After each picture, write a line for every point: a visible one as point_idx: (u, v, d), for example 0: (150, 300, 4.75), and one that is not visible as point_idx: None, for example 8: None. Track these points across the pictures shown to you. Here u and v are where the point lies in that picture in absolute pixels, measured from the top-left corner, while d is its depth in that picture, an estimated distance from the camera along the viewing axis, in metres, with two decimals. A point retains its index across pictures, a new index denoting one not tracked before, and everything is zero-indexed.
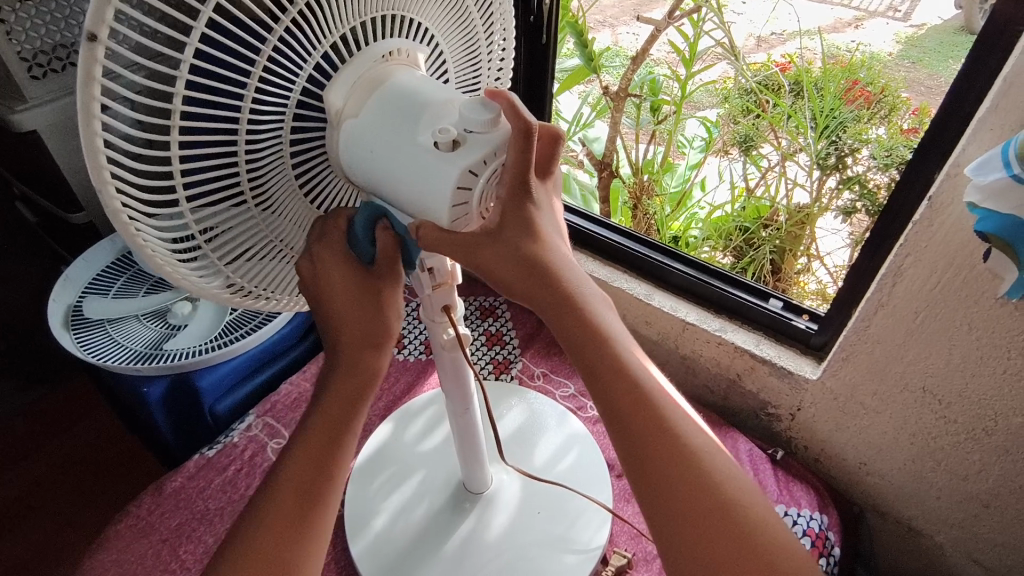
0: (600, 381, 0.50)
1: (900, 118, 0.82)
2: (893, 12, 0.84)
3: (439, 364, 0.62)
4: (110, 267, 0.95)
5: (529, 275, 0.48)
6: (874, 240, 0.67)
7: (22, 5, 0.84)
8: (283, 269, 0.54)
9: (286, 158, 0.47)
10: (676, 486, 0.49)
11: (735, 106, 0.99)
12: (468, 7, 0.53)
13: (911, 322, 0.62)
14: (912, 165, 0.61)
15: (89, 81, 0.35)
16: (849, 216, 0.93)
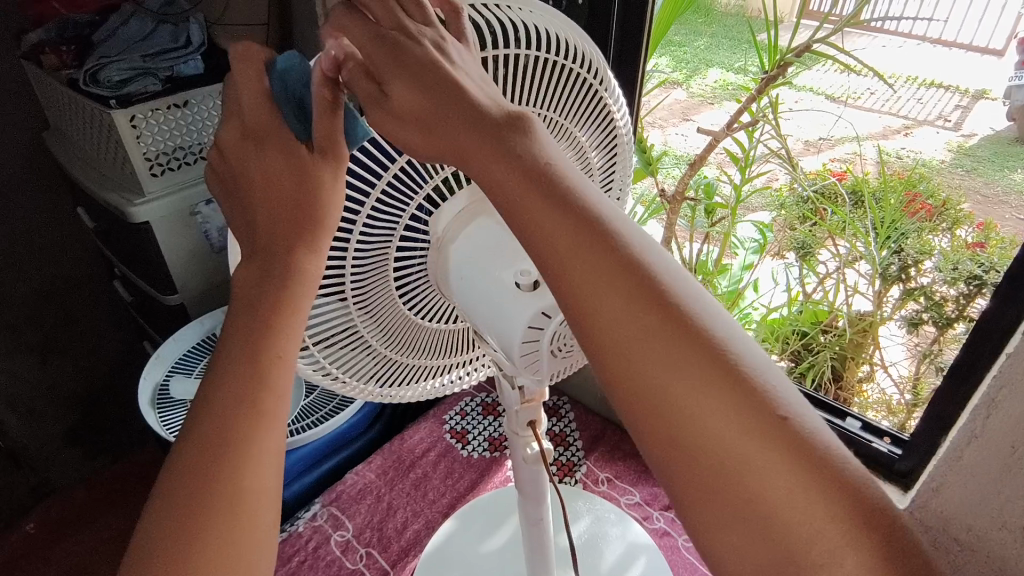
0: (578, 281, 0.37)
1: (964, 232, 0.85)
2: (944, 121, 0.86)
3: (518, 474, 0.61)
4: (196, 347, 1.00)
5: (495, 161, 0.40)
6: (962, 367, 0.66)
7: (154, 115, 0.96)
8: (370, 363, 0.53)
9: (388, 272, 0.49)
10: (699, 414, 0.35)
11: (792, 213, 1.00)
12: (591, 159, 0.56)
13: (1009, 457, 0.58)
14: (1000, 292, 0.61)
15: None
16: (916, 327, 0.91)
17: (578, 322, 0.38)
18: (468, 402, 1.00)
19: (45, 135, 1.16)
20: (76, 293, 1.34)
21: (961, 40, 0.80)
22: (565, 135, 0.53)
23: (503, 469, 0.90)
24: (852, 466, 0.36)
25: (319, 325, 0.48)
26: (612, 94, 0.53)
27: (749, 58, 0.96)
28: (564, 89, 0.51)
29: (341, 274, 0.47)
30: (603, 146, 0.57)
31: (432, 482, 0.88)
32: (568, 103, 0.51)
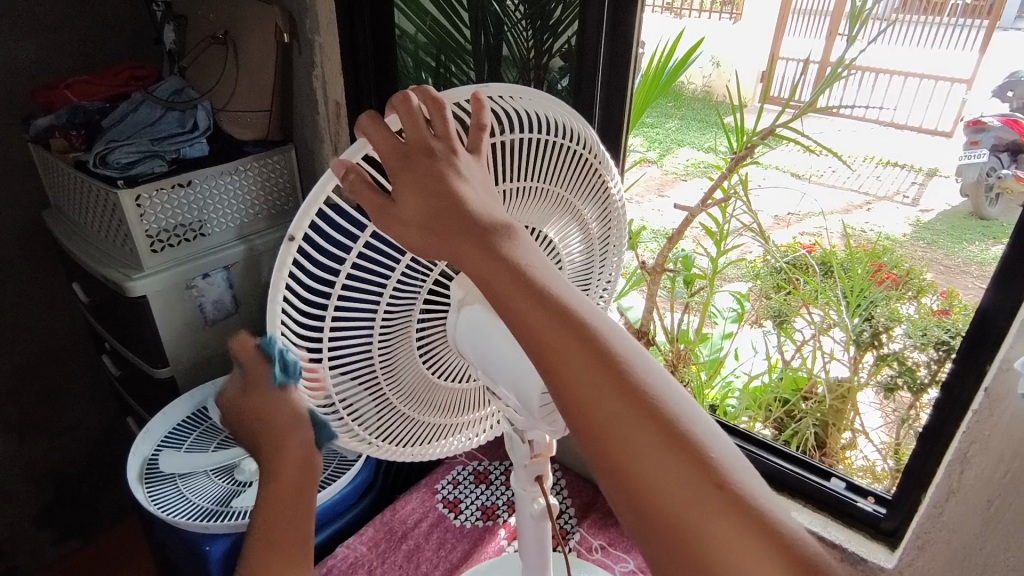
0: (548, 361, 0.40)
1: (929, 300, 0.92)
2: (902, 197, 1.01)
3: (521, 533, 0.62)
4: (186, 420, 1.01)
5: (475, 248, 0.44)
6: (936, 425, 0.69)
7: (158, 194, 1.00)
8: (397, 423, 0.56)
9: (411, 330, 0.52)
10: (653, 487, 0.36)
11: (767, 282, 1.07)
12: (587, 220, 0.61)
13: (985, 512, 0.61)
14: (964, 349, 0.65)
15: (280, 268, 0.45)
16: (891, 391, 0.94)
17: (550, 385, 0.40)
18: (460, 471, 1.00)
19: (44, 212, 1.18)
20: (61, 367, 1.33)
21: (912, 122, 0.92)
22: (562, 202, 0.58)
23: (496, 538, 0.89)
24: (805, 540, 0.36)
25: (348, 384, 0.50)
26: (607, 167, 0.59)
27: (718, 137, 1.04)
28: (560, 165, 0.55)
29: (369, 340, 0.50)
30: (598, 210, 0.61)
31: (425, 554, 0.87)
32: (564, 175, 0.56)
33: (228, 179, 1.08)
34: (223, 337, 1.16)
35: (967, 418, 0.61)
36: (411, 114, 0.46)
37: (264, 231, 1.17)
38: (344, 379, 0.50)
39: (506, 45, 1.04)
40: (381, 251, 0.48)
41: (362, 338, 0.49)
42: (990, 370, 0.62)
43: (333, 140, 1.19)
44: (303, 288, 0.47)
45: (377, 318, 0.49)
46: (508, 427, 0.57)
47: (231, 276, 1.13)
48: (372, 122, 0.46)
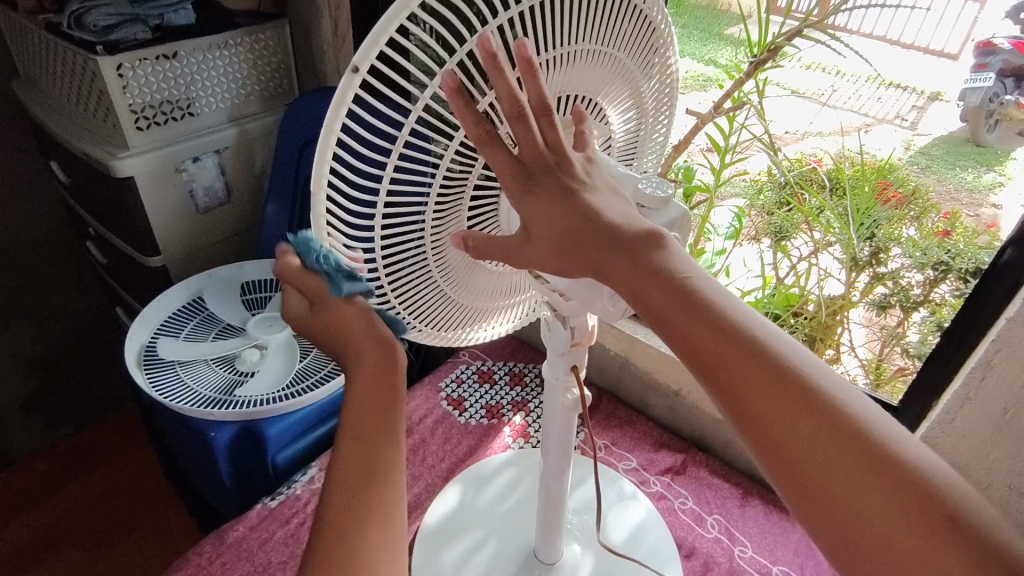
0: (727, 390, 0.40)
1: (931, 220, 0.88)
2: (900, 120, 0.89)
3: (547, 425, 0.61)
4: (181, 310, 0.98)
5: (627, 257, 0.41)
6: (956, 338, 0.68)
7: (141, 64, 0.91)
8: (443, 308, 0.53)
9: (463, 209, 0.48)
10: (843, 502, 0.38)
11: (770, 199, 1.03)
12: (639, 86, 0.55)
13: (999, 418, 0.62)
14: (996, 263, 0.63)
15: (328, 134, 0.40)
16: (883, 310, 0.94)
17: (727, 409, 0.41)
18: (463, 370, 1.00)
19: (14, 83, 1.08)
20: (43, 254, 1.28)
21: (919, 41, 0.83)
22: (621, 64, 0.51)
23: (501, 435, 0.90)
24: (958, 489, 0.40)
25: (398, 266, 0.47)
26: (663, 21, 0.53)
27: (721, 50, 1.00)
28: (620, 18, 0.48)
29: (421, 221, 0.46)
30: (650, 73, 0.56)
31: (430, 448, 0.88)
32: (624, 30, 0.49)
33: (216, 54, 0.99)
34: (215, 227, 1.10)
35: (998, 328, 0.61)
36: (499, 74, 0.37)
37: (256, 114, 1.09)
38: (394, 263, 0.47)
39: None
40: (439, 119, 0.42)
41: (413, 218, 0.45)
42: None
43: (332, 16, 1.05)
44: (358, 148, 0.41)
45: (429, 198, 0.44)
46: (549, 312, 0.55)
47: (223, 162, 1.06)
48: (458, 92, 0.37)
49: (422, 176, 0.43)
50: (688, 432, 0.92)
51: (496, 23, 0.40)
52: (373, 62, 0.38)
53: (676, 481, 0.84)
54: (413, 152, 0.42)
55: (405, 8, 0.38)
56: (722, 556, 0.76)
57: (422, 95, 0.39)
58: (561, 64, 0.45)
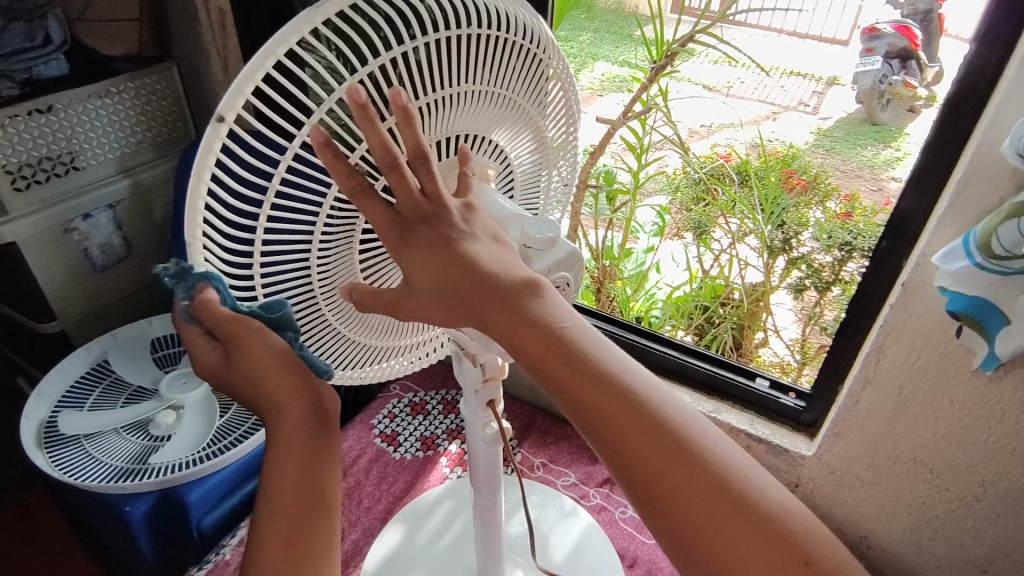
0: (600, 430, 0.41)
1: (833, 204, 0.93)
2: (804, 106, 0.93)
3: (472, 459, 0.60)
4: (86, 375, 0.92)
5: (503, 307, 0.41)
6: (852, 324, 0.72)
7: (11, 121, 0.85)
8: (341, 352, 0.52)
9: (353, 254, 0.46)
10: (707, 541, 0.39)
11: (687, 195, 1.05)
12: (540, 123, 0.56)
13: (897, 397, 0.66)
14: (883, 248, 0.67)
15: (198, 177, 0.38)
16: (800, 293, 0.99)
17: (602, 448, 0.41)
18: (394, 405, 0.98)
19: None
20: None
21: (813, 31, 0.87)
22: (514, 102, 0.51)
23: (437, 467, 0.89)
24: (815, 527, 0.42)
25: (286, 314, 0.46)
26: (557, 60, 0.53)
27: (635, 50, 1.00)
28: (506, 59, 0.48)
29: (305, 270, 0.44)
30: (551, 109, 0.56)
31: (366, 490, 0.86)
32: (513, 71, 0.49)
33: (99, 104, 0.93)
34: (117, 283, 1.04)
35: (883, 312, 0.64)
36: (369, 124, 0.36)
37: (152, 162, 1.04)
38: None
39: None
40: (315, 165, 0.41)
41: (296, 268, 0.43)
42: (908, 261, 0.63)
43: (223, 54, 1.03)
44: (226, 203, 0.40)
45: (311, 247, 0.43)
46: (457, 351, 0.54)
47: (118, 215, 1.01)
48: (327, 145, 0.37)
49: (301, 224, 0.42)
50: None
51: (366, 70, 0.39)
52: (237, 111, 0.38)
53: (616, 490, 0.85)
54: (289, 199, 0.40)
55: (269, 55, 0.37)
56: (664, 561, 0.77)
57: (293, 141, 0.38)
58: (441, 106, 0.45)
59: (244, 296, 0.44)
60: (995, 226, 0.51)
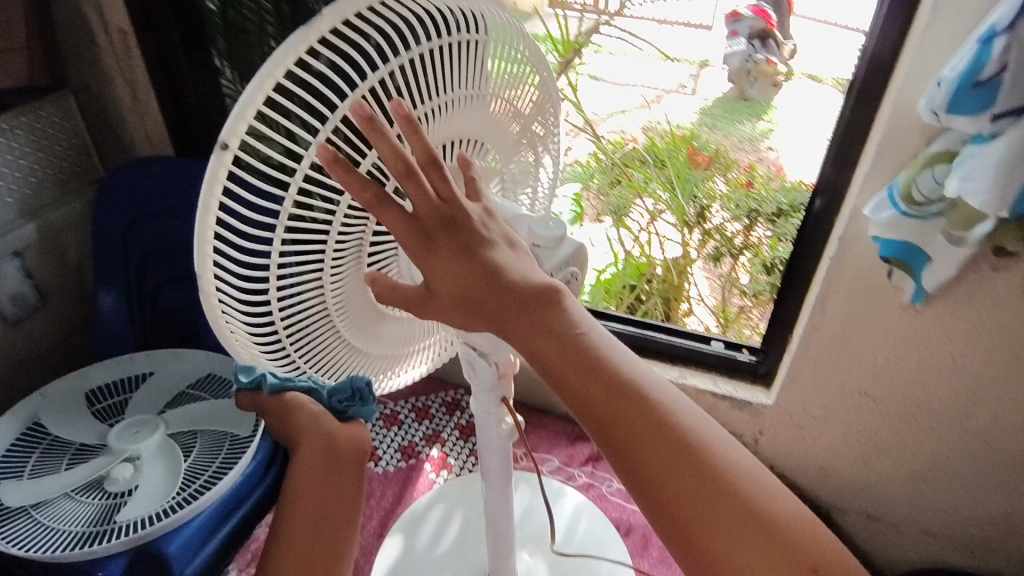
0: (611, 433, 0.43)
1: (733, 174, 1.02)
2: (683, 89, 1.00)
3: (484, 454, 0.62)
4: (20, 441, 0.84)
5: (519, 318, 0.42)
6: (793, 279, 0.79)
7: None
8: (351, 362, 0.52)
9: (363, 261, 0.46)
10: (713, 547, 0.41)
11: (602, 181, 1.09)
12: (527, 126, 0.57)
13: (841, 339, 0.74)
14: (815, 208, 0.74)
15: (206, 206, 0.38)
16: (717, 261, 1.08)
17: (612, 450, 0.43)
18: None
19: None
20: None
21: (680, 18, 0.94)
22: (500, 105, 0.53)
23: (423, 473, 0.89)
24: (819, 537, 0.43)
25: (299, 333, 0.46)
26: (538, 64, 0.55)
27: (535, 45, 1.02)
28: (488, 62, 0.49)
29: (319, 285, 0.44)
30: (537, 113, 0.58)
31: None
32: (495, 73, 0.51)
33: None
34: (34, 337, 0.95)
35: (823, 265, 0.72)
36: (379, 135, 0.38)
37: (56, 202, 0.94)
38: (297, 330, 0.45)
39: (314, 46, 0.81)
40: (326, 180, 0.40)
41: (310, 283, 0.43)
42: (839, 217, 0.71)
43: (127, 79, 0.95)
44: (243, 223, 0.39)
45: (324, 260, 0.43)
46: (468, 352, 0.55)
47: (27, 263, 0.91)
48: (335, 161, 0.37)
49: (313, 239, 0.42)
50: None
51: (368, 83, 0.40)
52: (243, 136, 0.38)
53: (598, 467, 0.89)
54: (302, 216, 0.40)
55: (271, 74, 0.37)
56: None
57: (304, 157, 0.38)
58: (439, 113, 0.45)
59: (260, 317, 0.43)
60: (914, 177, 0.59)
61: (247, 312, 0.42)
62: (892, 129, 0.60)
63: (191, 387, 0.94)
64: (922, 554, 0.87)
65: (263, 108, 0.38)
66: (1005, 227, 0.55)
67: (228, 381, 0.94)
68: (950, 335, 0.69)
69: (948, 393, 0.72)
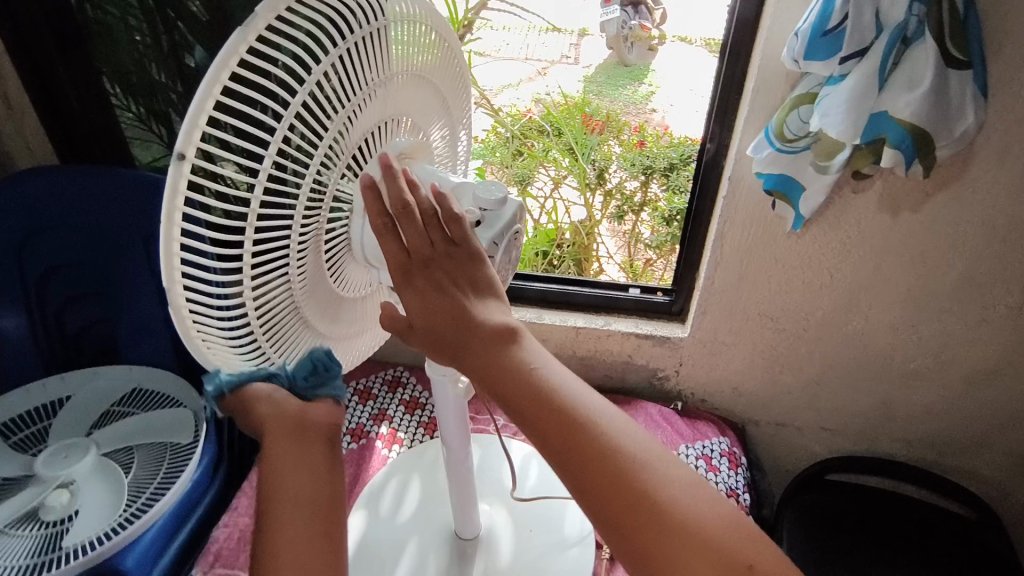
0: (557, 453, 0.48)
1: (626, 135, 1.11)
2: (567, 59, 1.06)
3: (443, 415, 0.66)
4: None
5: (478, 350, 0.50)
6: (694, 222, 0.88)
7: None
8: (311, 342, 0.55)
9: (320, 242, 0.50)
10: (653, 554, 0.45)
11: (503, 155, 1.14)
12: (445, 98, 0.61)
13: (739, 269, 0.84)
14: (706, 157, 0.82)
15: (171, 213, 0.39)
16: (620, 219, 1.16)
17: (560, 467, 0.48)
18: None
19: None
20: None
21: None
22: (418, 87, 0.56)
23: (376, 451, 0.91)
24: (761, 547, 0.47)
25: (268, 320, 0.48)
26: (453, 39, 0.58)
27: None
28: (405, 49, 0.52)
29: (284, 270, 0.47)
30: (452, 85, 0.62)
31: None
32: (413, 57, 0.53)
33: None
34: None
35: (718, 206, 0.80)
36: (393, 179, 0.49)
37: None
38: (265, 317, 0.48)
39: (202, 48, 0.84)
40: (283, 176, 0.43)
41: (278, 270, 0.46)
42: (727, 162, 0.79)
43: None
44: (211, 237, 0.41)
45: (289, 247, 0.46)
46: None
47: None
48: (369, 187, 0.48)
49: (277, 230, 0.45)
50: None
51: (309, 85, 0.42)
52: (197, 145, 0.39)
53: None
54: (269, 213, 0.43)
55: (216, 82, 0.38)
56: None
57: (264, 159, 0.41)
58: (371, 99, 0.48)
59: (234, 319, 0.46)
60: (784, 118, 0.67)
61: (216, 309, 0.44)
62: (764, 78, 0.69)
63: (117, 405, 0.90)
64: (825, 448, 1.01)
65: (214, 115, 0.39)
66: (859, 152, 0.64)
67: (156, 393, 0.91)
68: (826, 253, 0.80)
69: (831, 303, 0.84)
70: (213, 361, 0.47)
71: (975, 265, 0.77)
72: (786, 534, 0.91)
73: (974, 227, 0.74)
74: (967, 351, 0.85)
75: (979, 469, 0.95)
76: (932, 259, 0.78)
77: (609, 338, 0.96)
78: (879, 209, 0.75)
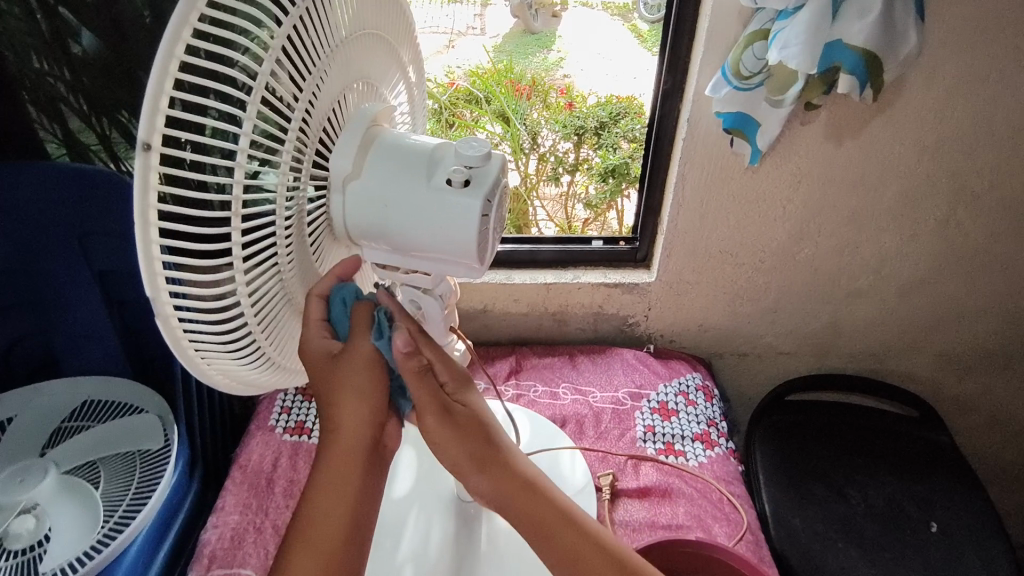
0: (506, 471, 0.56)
1: (553, 97, 1.11)
2: (473, 29, 1.06)
3: None
4: None
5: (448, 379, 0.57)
6: (652, 170, 0.90)
7: None
8: (291, 327, 0.53)
9: (303, 214, 0.48)
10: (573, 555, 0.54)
11: (433, 127, 1.08)
12: (400, 61, 0.58)
13: (701, 210, 0.87)
14: (659, 102, 0.84)
15: (146, 192, 0.36)
16: (557, 181, 1.13)
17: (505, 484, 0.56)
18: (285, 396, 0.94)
19: None
20: None
21: None
22: (376, 40, 0.52)
23: None
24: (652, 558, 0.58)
25: (260, 306, 0.46)
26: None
27: None
28: (360, 2, 0.48)
29: (273, 248, 0.45)
30: (406, 48, 0.59)
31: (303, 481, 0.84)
32: (367, 10, 0.50)
33: None
34: None
35: (678, 150, 0.83)
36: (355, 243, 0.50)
37: None
38: (258, 303, 0.46)
39: (90, 32, 0.74)
40: (261, 153, 0.41)
41: (268, 247, 0.44)
42: (683, 106, 0.82)
43: None
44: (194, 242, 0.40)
45: (277, 227, 0.44)
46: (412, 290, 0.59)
47: None
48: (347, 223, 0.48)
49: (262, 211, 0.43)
50: (507, 334, 1.04)
51: (272, 52, 0.39)
52: (162, 131, 0.36)
53: (522, 377, 0.96)
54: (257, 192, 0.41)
55: (172, 58, 0.35)
56: (586, 410, 0.92)
57: (242, 132, 0.39)
58: (331, 62, 0.46)
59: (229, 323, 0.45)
60: (740, 55, 0.70)
61: (208, 307, 0.43)
62: (717, 18, 0.71)
63: (69, 420, 0.82)
64: (782, 371, 1.08)
65: (179, 79, 0.36)
66: (811, 82, 0.68)
67: (113, 403, 0.84)
68: (779, 185, 0.85)
69: (785, 233, 0.90)
70: (208, 368, 0.46)
71: (908, 183, 0.84)
72: (759, 454, 0.97)
73: (907, 147, 0.81)
74: (903, 263, 0.93)
75: (917, 371, 1.06)
76: (872, 181, 0.84)
77: (579, 291, 0.98)
78: (825, 138, 0.80)
